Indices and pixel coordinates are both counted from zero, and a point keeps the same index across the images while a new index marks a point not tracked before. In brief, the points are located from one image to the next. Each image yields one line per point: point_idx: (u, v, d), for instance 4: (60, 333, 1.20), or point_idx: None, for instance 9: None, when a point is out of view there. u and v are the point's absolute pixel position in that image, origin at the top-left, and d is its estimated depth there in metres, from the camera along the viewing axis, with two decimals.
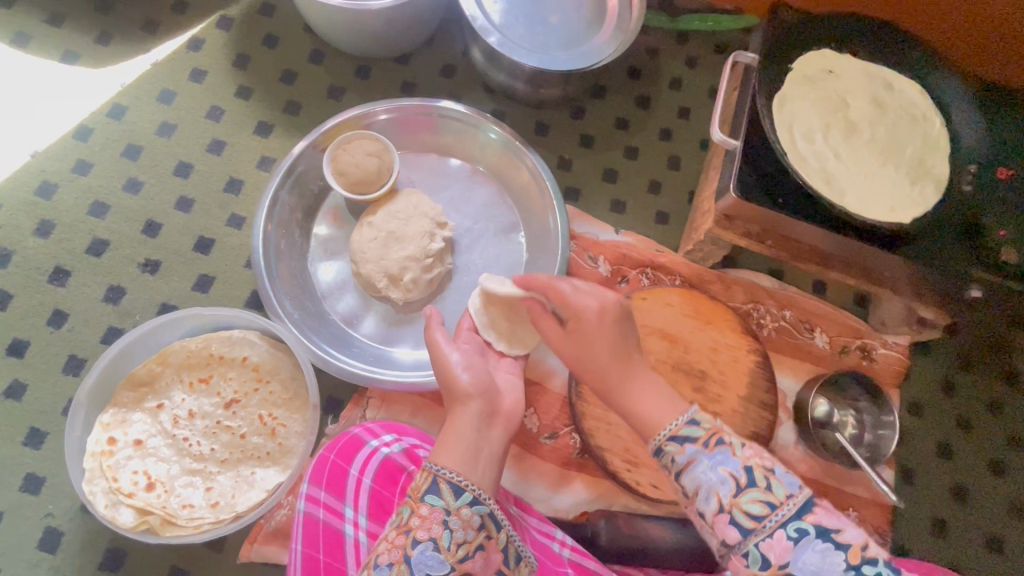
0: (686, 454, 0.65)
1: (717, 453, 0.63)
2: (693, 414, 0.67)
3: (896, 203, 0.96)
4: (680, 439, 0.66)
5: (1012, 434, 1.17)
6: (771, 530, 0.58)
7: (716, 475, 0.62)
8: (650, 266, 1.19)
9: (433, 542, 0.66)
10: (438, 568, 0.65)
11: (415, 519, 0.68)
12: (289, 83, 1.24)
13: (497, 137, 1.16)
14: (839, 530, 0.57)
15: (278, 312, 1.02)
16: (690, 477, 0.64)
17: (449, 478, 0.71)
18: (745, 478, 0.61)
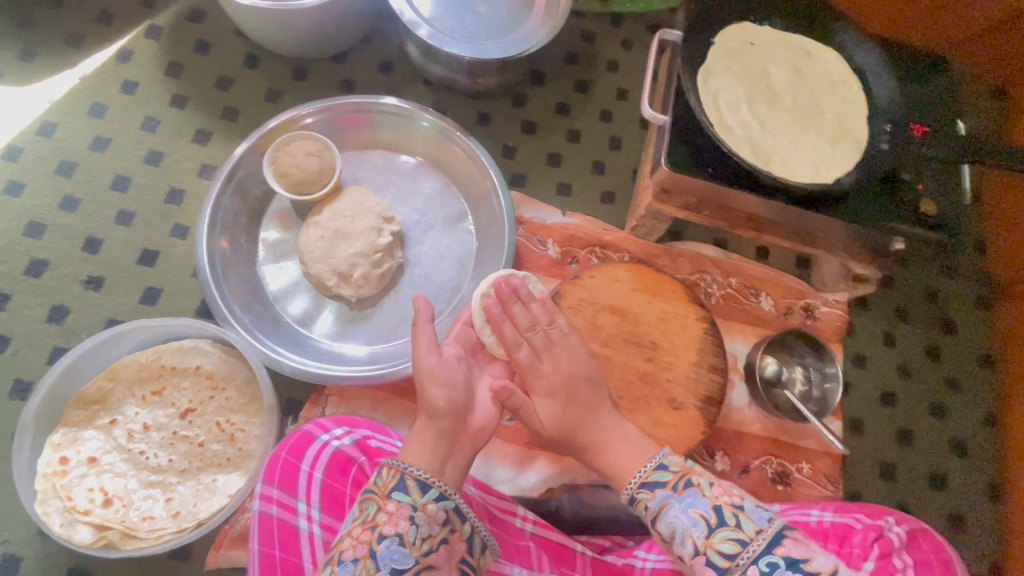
0: (658, 500, 0.76)
1: (685, 495, 0.75)
2: (662, 462, 0.79)
3: (820, 164, 1.02)
4: (651, 485, 0.78)
5: (949, 376, 1.24)
6: (745, 566, 0.68)
7: (688, 517, 0.73)
8: (598, 246, 1.22)
9: (399, 537, 0.67)
10: (403, 562, 0.66)
11: (381, 515, 0.69)
12: (224, 89, 1.23)
13: (429, 125, 1.17)
14: (805, 560, 0.66)
15: (226, 318, 1.01)
16: (664, 522, 0.75)
17: (417, 474, 0.71)
18: (713, 517, 0.72)
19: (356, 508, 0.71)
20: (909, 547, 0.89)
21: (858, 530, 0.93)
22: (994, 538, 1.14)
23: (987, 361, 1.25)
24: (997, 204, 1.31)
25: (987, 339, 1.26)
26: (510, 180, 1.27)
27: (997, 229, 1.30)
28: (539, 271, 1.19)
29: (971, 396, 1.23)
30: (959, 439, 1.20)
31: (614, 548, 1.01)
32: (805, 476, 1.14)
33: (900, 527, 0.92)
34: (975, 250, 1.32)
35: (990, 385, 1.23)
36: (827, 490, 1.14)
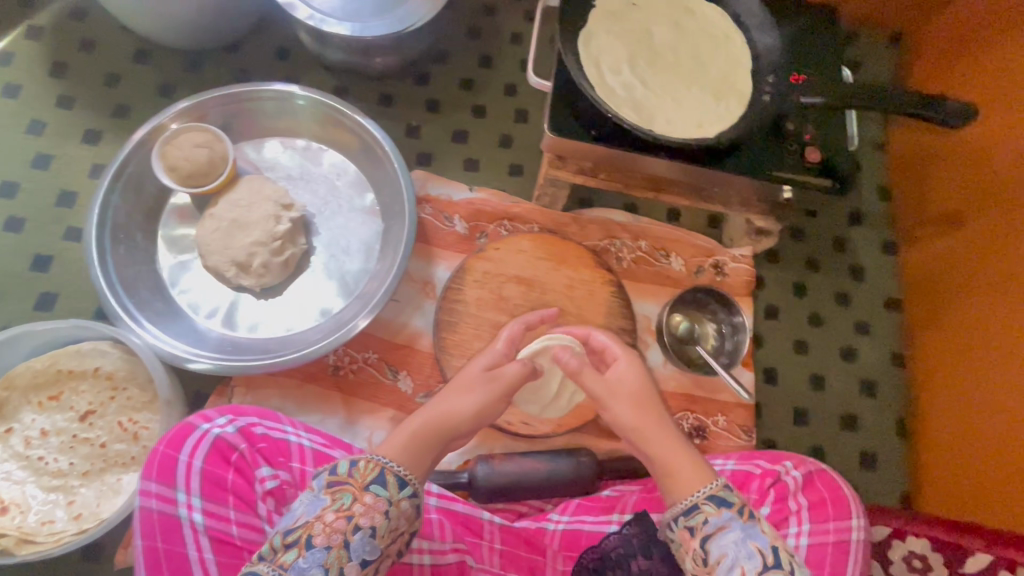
0: (719, 518, 0.66)
1: (750, 525, 0.66)
2: (730, 481, 0.68)
3: (703, 120, 1.05)
4: (717, 501, 0.67)
5: (857, 321, 1.29)
6: None
7: (745, 548, 0.64)
8: (507, 218, 1.22)
9: (371, 530, 0.67)
10: (372, 554, 0.67)
11: (357, 506, 0.68)
12: (113, 87, 1.20)
13: (305, 103, 1.16)
14: None
15: (120, 317, 1.00)
16: (716, 543, 0.65)
17: (395, 470, 0.71)
18: (771, 557, 0.64)
19: (328, 495, 0.69)
20: (804, 489, 0.92)
21: (757, 476, 0.95)
22: (901, 470, 1.20)
23: (892, 303, 1.31)
24: (897, 152, 1.37)
25: (891, 283, 1.32)
26: (416, 160, 1.28)
27: (897, 178, 1.36)
28: (448, 247, 1.19)
29: (878, 337, 1.28)
30: (868, 379, 1.25)
31: (532, 513, 1.04)
32: (722, 428, 1.16)
33: (798, 470, 0.93)
34: (878, 196, 1.38)
35: (896, 325, 1.29)
36: (742, 440, 1.16)
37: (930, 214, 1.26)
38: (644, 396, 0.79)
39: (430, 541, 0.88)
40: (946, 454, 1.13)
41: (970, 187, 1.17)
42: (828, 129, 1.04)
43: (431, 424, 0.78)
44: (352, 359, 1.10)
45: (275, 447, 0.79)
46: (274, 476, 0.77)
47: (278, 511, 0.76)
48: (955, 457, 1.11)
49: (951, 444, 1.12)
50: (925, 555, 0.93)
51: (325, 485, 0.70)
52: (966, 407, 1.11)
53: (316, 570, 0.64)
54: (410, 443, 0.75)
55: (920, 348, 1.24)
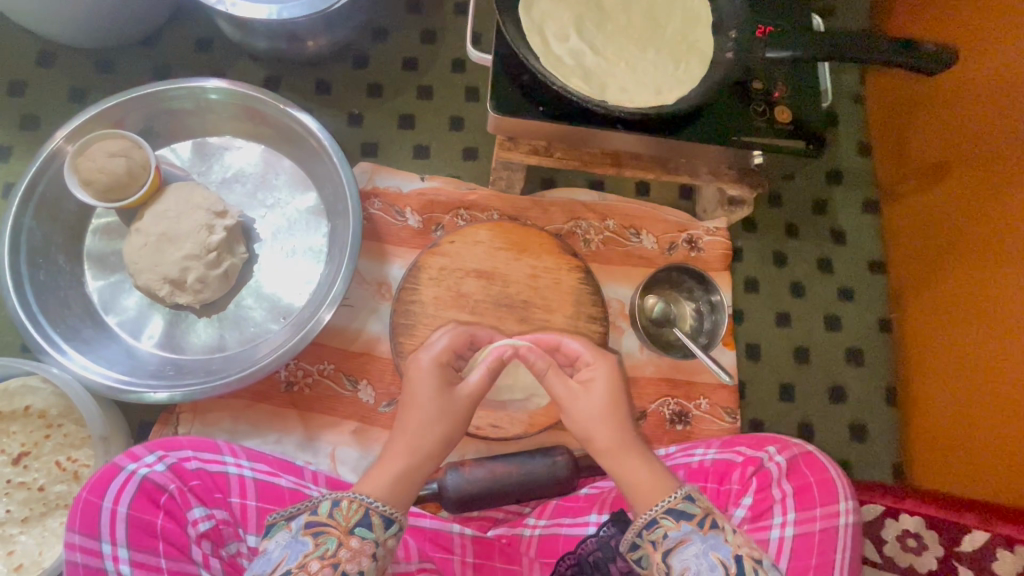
0: (680, 531, 0.65)
1: (711, 536, 0.64)
2: (689, 491, 0.68)
3: (662, 85, 0.96)
4: (676, 514, 0.66)
5: (841, 286, 1.23)
6: None
7: (707, 560, 0.63)
8: (463, 207, 1.13)
9: (361, 574, 0.64)
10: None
11: (343, 552, 0.64)
12: (19, 96, 1.10)
13: (218, 97, 1.05)
14: None
15: (46, 352, 0.92)
16: (679, 556, 0.64)
17: (380, 509, 0.67)
18: (734, 566, 0.62)
19: (310, 540, 0.65)
20: (790, 475, 0.86)
21: (738, 465, 0.89)
22: (892, 439, 1.16)
23: (877, 265, 1.25)
24: (875, 103, 1.30)
25: (874, 243, 1.26)
26: (361, 151, 1.19)
27: (877, 130, 1.29)
28: (401, 243, 1.10)
29: (863, 302, 1.23)
30: (854, 348, 1.20)
31: (509, 518, 0.99)
32: (704, 411, 1.11)
33: (781, 455, 0.88)
34: (858, 151, 1.30)
35: (881, 288, 1.24)
36: (726, 422, 1.10)
37: (912, 169, 1.19)
38: (613, 411, 0.76)
39: (394, 563, 0.84)
40: (938, 421, 1.07)
41: (953, 136, 1.09)
42: (800, 85, 0.96)
43: (411, 455, 0.72)
44: (305, 373, 1.03)
45: (210, 483, 0.77)
46: (209, 516, 0.75)
47: (215, 554, 0.74)
48: (948, 424, 1.05)
49: (943, 411, 1.06)
50: (919, 533, 0.90)
51: (306, 529, 0.66)
52: (955, 372, 1.05)
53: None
54: (391, 480, 0.70)
55: (908, 313, 1.18)
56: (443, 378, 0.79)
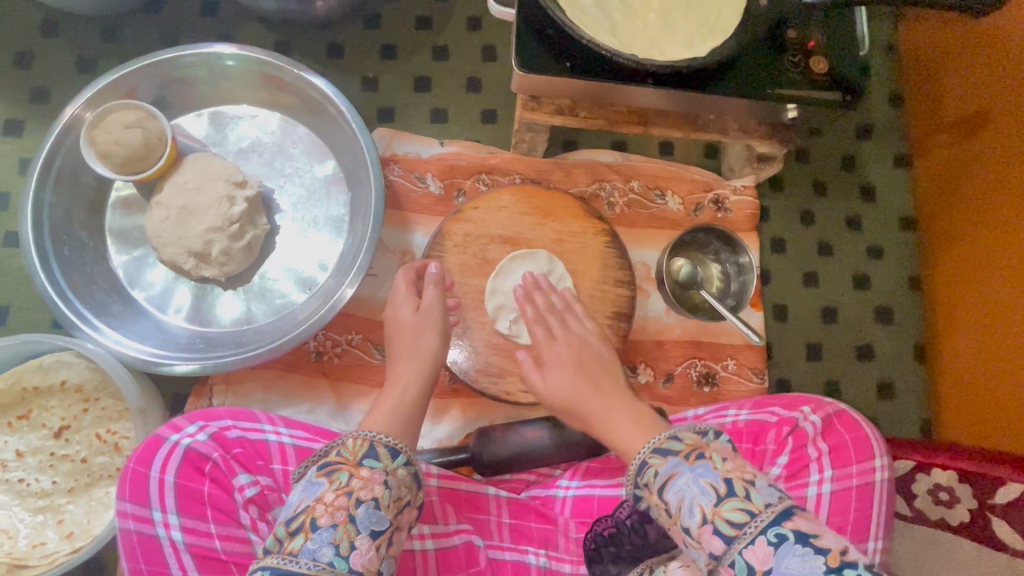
0: (668, 467, 0.62)
1: (698, 465, 0.61)
2: (674, 430, 0.65)
3: (693, 38, 0.92)
4: (663, 451, 0.64)
5: (871, 244, 1.21)
6: (751, 537, 0.55)
7: (698, 487, 0.59)
8: (484, 172, 1.11)
9: (374, 501, 0.67)
10: (380, 525, 0.67)
11: (355, 482, 0.68)
12: (27, 68, 1.07)
13: (236, 64, 1.02)
14: (817, 534, 0.54)
15: (78, 329, 0.92)
16: (672, 490, 0.61)
17: (385, 441, 0.73)
18: (725, 488, 0.58)
19: (324, 479, 0.69)
20: (823, 433, 0.86)
21: (773, 425, 0.88)
22: (920, 396, 1.16)
23: (907, 222, 1.23)
24: (907, 51, 1.25)
25: (904, 199, 1.23)
26: (377, 116, 1.15)
27: (909, 80, 1.24)
28: (423, 211, 1.08)
29: (892, 261, 1.21)
30: (883, 306, 1.19)
31: (540, 480, 0.99)
32: (731, 372, 1.11)
33: (816, 415, 0.87)
34: (889, 104, 1.26)
35: (911, 245, 1.22)
36: (754, 382, 1.11)
37: (943, 120, 1.15)
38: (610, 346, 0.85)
39: (432, 524, 0.85)
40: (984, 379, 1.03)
41: (988, 79, 1.04)
42: (836, 31, 0.92)
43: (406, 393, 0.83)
44: (334, 343, 1.03)
45: (252, 450, 0.78)
46: (254, 482, 0.76)
47: (263, 518, 0.75)
48: (993, 381, 1.01)
49: (987, 367, 1.03)
50: (951, 487, 0.87)
51: (320, 472, 0.70)
52: (999, 324, 1.01)
53: (326, 549, 0.63)
54: (392, 405, 0.82)
55: (950, 268, 1.13)
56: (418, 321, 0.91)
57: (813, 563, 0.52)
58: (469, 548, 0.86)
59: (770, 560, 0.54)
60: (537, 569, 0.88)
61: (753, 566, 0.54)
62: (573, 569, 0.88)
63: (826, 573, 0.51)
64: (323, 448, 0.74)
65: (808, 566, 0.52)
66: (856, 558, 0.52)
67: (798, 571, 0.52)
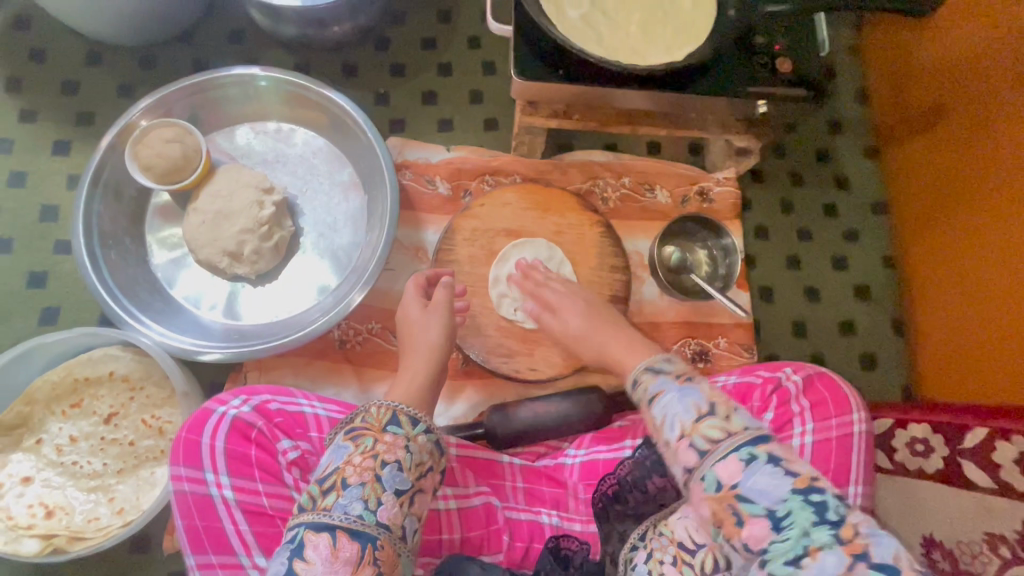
0: (658, 386, 0.68)
1: (687, 389, 0.65)
2: (672, 358, 0.72)
3: (671, 46, 1.04)
4: (655, 372, 0.70)
5: (847, 228, 1.31)
6: (724, 453, 0.58)
7: (682, 404, 0.64)
8: (488, 173, 1.21)
9: (398, 463, 0.73)
10: (404, 484, 0.73)
11: (380, 446, 0.74)
12: (73, 94, 1.19)
13: (268, 84, 1.14)
14: (790, 459, 0.57)
15: (126, 324, 1.01)
16: (659, 407, 0.66)
17: (406, 410, 0.78)
18: (707, 409, 0.62)
19: (350, 443, 0.75)
20: (806, 393, 0.95)
21: (758, 385, 0.97)
22: (901, 367, 1.24)
23: (878, 206, 1.33)
24: (870, 52, 1.37)
25: (876, 186, 1.34)
26: (389, 127, 1.27)
27: (874, 80, 1.36)
28: (434, 210, 1.19)
29: (868, 243, 1.31)
30: (861, 284, 1.28)
31: (550, 452, 1.07)
32: (723, 349, 1.20)
33: (797, 373, 0.96)
34: (856, 101, 1.38)
35: (885, 227, 1.32)
36: (744, 357, 1.19)
37: (907, 112, 1.27)
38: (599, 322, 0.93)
39: (454, 487, 0.93)
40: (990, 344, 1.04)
41: (943, 73, 1.16)
42: (798, 36, 1.03)
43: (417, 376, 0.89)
44: (356, 331, 1.12)
45: (291, 419, 0.86)
46: (295, 446, 0.84)
47: (304, 479, 0.83)
48: (999, 343, 1.02)
49: (990, 331, 1.04)
50: (927, 438, 0.96)
51: (346, 437, 0.76)
52: (969, 291, 1.10)
53: (356, 504, 0.70)
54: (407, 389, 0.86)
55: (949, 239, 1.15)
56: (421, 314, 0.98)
57: (779, 483, 0.55)
58: (488, 507, 0.93)
59: (738, 475, 0.57)
60: (551, 528, 0.95)
61: (722, 480, 0.57)
62: (583, 528, 0.96)
63: (791, 493, 0.55)
64: (348, 416, 0.80)
65: (773, 484, 0.55)
66: (825, 486, 0.55)
67: (766, 486, 0.55)
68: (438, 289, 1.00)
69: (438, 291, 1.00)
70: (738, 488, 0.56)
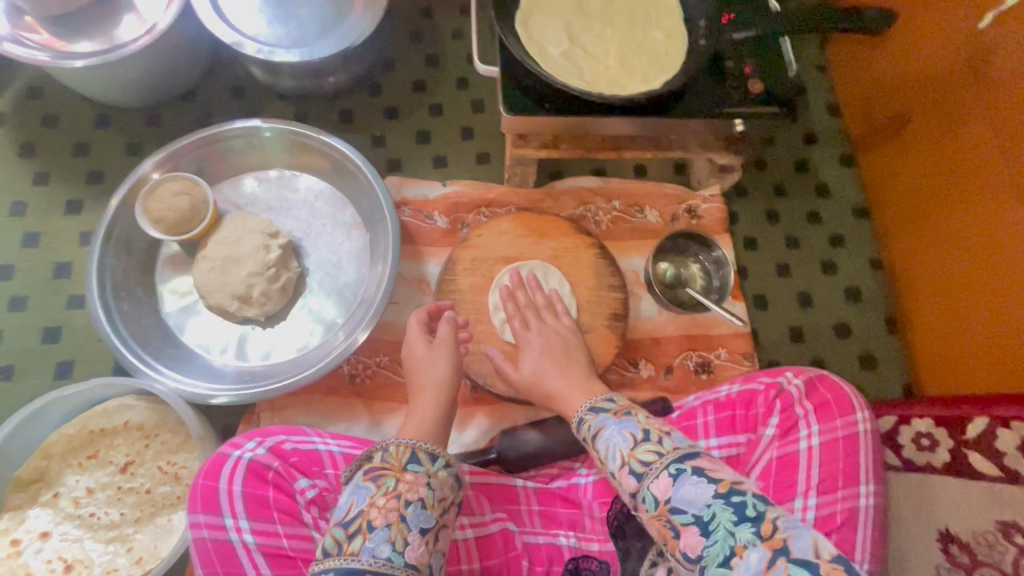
0: (598, 422, 0.76)
1: (623, 420, 0.75)
2: (610, 395, 0.81)
3: (647, 75, 1.11)
4: (595, 408, 0.79)
5: (832, 234, 1.36)
6: (658, 472, 0.66)
7: (620, 435, 0.72)
8: (484, 205, 1.26)
9: (421, 501, 0.74)
10: (428, 522, 0.73)
11: (402, 485, 0.74)
12: (84, 155, 1.24)
13: (270, 135, 1.19)
14: (712, 468, 0.65)
15: (141, 373, 1.04)
16: (601, 440, 0.74)
17: (424, 448, 0.79)
18: (641, 434, 0.71)
19: (371, 484, 0.75)
20: (809, 396, 0.97)
21: (761, 392, 1.00)
22: (900, 365, 1.27)
23: (861, 211, 1.38)
24: (837, 68, 1.45)
25: (856, 193, 1.39)
26: (387, 167, 1.32)
27: (842, 92, 1.43)
28: (434, 244, 1.23)
29: (855, 247, 1.35)
30: (852, 287, 1.32)
31: (563, 472, 1.08)
32: (725, 359, 1.22)
33: (798, 377, 0.98)
34: (828, 114, 1.45)
35: (868, 231, 1.36)
36: (746, 366, 1.22)
37: (877, 120, 1.33)
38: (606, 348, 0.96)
39: (470, 515, 0.93)
40: (1019, 320, 1.00)
41: (906, 84, 1.23)
42: (767, 59, 1.10)
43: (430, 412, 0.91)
44: (365, 365, 1.15)
45: (307, 458, 0.88)
46: (313, 485, 0.86)
47: (323, 517, 0.85)
48: (1004, 321, 1.03)
49: (993, 309, 1.05)
50: (930, 432, 0.98)
51: (366, 477, 0.76)
52: (953, 286, 1.14)
53: (384, 547, 0.70)
54: (422, 425, 0.88)
55: (953, 222, 1.13)
56: (428, 350, 0.99)
57: (704, 489, 0.63)
58: (505, 533, 0.94)
59: (670, 489, 0.64)
60: (569, 550, 0.96)
61: (657, 497, 0.65)
62: (601, 547, 0.95)
63: (715, 497, 0.62)
64: (364, 455, 0.81)
65: (699, 492, 0.63)
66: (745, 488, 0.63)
67: (693, 495, 0.63)
68: (444, 325, 1.01)
69: (443, 327, 1.01)
70: (670, 502, 0.64)
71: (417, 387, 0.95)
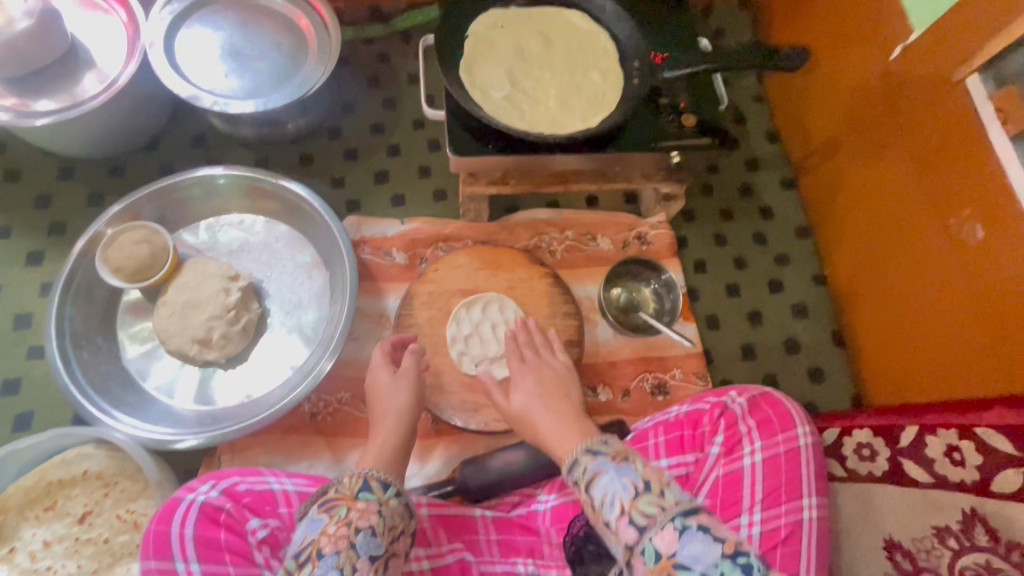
0: (595, 466, 0.73)
1: (623, 466, 0.71)
2: (608, 436, 0.78)
3: (586, 114, 1.18)
4: (592, 452, 0.75)
5: (777, 254, 1.42)
6: (661, 525, 0.64)
7: (620, 483, 0.69)
8: (441, 240, 1.31)
9: (371, 528, 0.75)
10: (378, 549, 0.75)
11: (353, 513, 0.76)
12: (46, 207, 1.27)
13: (225, 181, 1.23)
14: (717, 526, 0.62)
15: (98, 420, 1.05)
16: (597, 487, 0.71)
17: (377, 476, 0.81)
18: (642, 484, 0.68)
19: (324, 515, 0.77)
20: (751, 412, 1.01)
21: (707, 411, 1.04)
22: (848, 377, 1.32)
23: (804, 231, 1.45)
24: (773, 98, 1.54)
25: (798, 213, 1.46)
26: (347, 207, 1.37)
27: (779, 119, 1.52)
28: (393, 279, 1.27)
29: (799, 265, 1.42)
30: (799, 304, 1.38)
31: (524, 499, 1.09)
32: (679, 380, 1.26)
33: (742, 397, 1.03)
34: (769, 140, 1.53)
35: (811, 249, 1.43)
36: (700, 385, 1.26)
37: (811, 145, 1.42)
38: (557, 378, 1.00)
39: (426, 547, 0.94)
40: (949, 328, 1.06)
41: (833, 111, 1.32)
42: (698, 94, 1.17)
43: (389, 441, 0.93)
44: (326, 403, 1.16)
45: (260, 498, 0.90)
46: (264, 525, 0.87)
47: (275, 556, 0.86)
48: (936, 330, 1.09)
49: (925, 319, 1.11)
50: (870, 442, 1.02)
51: (321, 509, 0.78)
52: (888, 298, 1.21)
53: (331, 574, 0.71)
54: (381, 455, 0.89)
55: (893, 229, 1.18)
56: (391, 380, 1.01)
57: (711, 549, 0.60)
58: (461, 564, 0.95)
59: (675, 544, 0.62)
60: None
61: (660, 551, 0.62)
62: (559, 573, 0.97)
63: (722, 558, 0.59)
64: (320, 489, 0.83)
65: (706, 551, 0.60)
66: (749, 550, 0.60)
67: (700, 552, 0.60)
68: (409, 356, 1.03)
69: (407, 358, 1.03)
70: (676, 558, 0.61)
71: (377, 416, 0.98)
